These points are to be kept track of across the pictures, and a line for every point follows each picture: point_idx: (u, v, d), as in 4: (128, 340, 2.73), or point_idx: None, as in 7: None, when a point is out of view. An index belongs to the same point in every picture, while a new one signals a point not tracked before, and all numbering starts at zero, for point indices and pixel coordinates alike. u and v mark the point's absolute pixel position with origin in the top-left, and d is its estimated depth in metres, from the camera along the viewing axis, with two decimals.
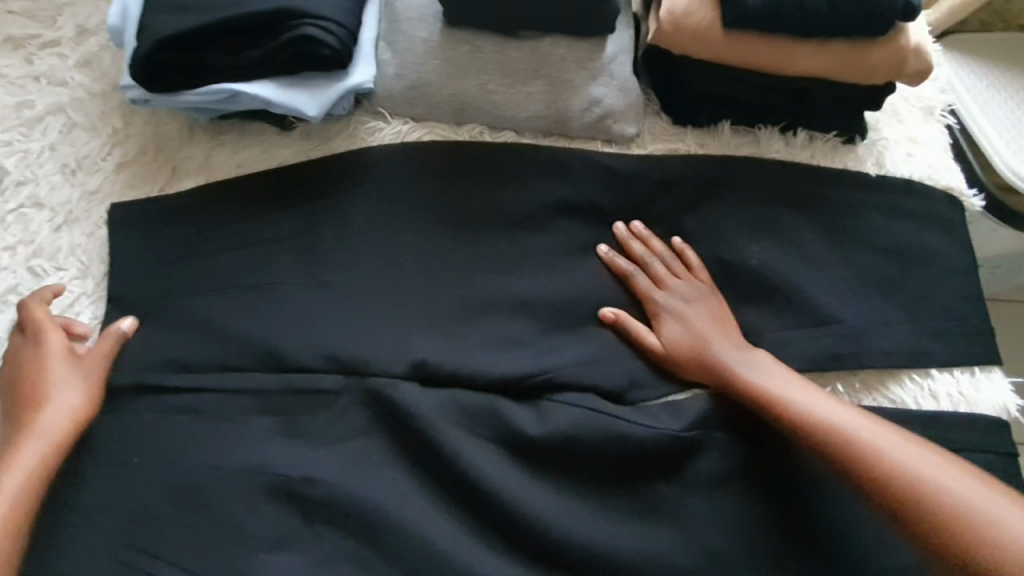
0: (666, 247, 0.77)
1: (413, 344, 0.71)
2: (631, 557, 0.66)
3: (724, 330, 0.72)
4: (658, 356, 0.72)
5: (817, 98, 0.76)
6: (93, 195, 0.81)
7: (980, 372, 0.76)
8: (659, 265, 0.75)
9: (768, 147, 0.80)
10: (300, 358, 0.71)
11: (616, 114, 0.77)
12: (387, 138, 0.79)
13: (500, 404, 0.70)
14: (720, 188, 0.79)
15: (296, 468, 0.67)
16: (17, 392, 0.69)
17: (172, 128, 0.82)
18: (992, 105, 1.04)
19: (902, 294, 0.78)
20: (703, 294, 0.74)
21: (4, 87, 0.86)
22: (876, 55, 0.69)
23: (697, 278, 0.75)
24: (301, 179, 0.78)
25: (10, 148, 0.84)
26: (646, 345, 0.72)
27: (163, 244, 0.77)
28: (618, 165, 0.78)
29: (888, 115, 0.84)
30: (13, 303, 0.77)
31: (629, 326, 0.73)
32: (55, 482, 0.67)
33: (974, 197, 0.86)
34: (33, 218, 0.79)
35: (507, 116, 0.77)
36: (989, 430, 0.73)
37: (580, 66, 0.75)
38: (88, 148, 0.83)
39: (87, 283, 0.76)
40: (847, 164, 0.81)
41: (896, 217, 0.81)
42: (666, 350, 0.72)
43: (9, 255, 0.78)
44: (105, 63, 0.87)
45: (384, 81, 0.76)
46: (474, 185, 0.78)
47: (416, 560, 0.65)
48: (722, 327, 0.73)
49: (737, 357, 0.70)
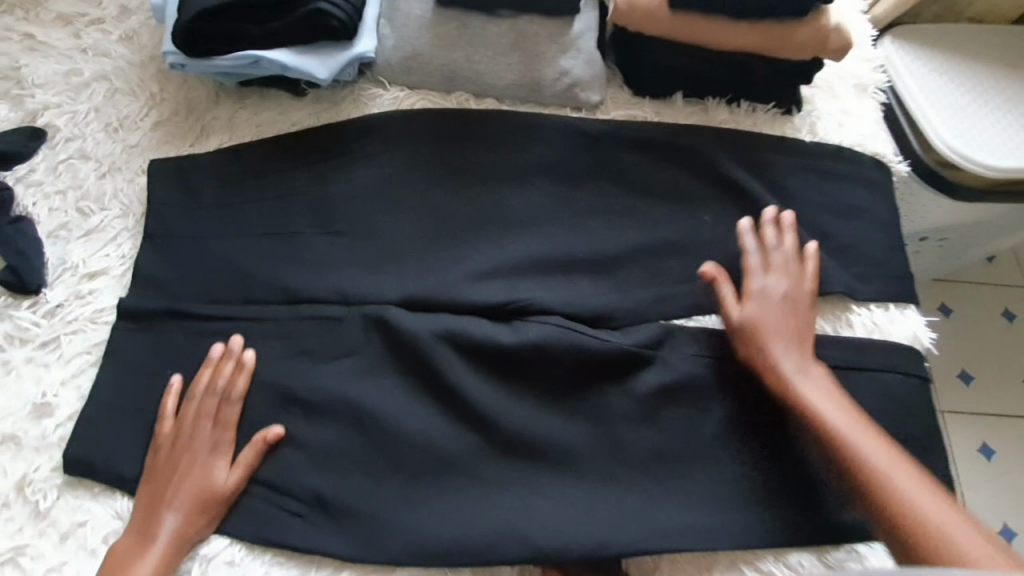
0: (794, 247, 0.83)
1: (407, 277, 0.81)
2: (586, 451, 0.77)
3: (799, 336, 0.78)
4: (733, 323, 0.80)
5: (755, 72, 0.89)
6: (133, 148, 0.94)
7: (896, 307, 0.85)
8: (765, 261, 0.82)
9: (715, 114, 0.93)
10: (307, 288, 0.80)
11: (582, 83, 0.89)
12: (386, 104, 0.91)
13: (479, 323, 0.80)
14: (678, 149, 0.90)
15: (303, 377, 0.77)
16: (71, 310, 0.81)
17: (202, 93, 0.95)
18: (933, 86, 1.14)
19: (838, 243, 0.88)
20: (802, 289, 0.80)
21: (56, 57, 0.99)
22: (800, 34, 0.83)
23: (798, 275, 0.81)
24: (309, 138, 0.90)
25: (60, 109, 0.97)
26: (729, 311, 0.80)
27: (191, 185, 0.86)
28: (586, 126, 0.90)
29: (823, 90, 0.96)
30: (62, 239, 0.87)
31: (720, 289, 0.81)
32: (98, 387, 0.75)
33: (901, 163, 0.98)
34: (81, 167, 0.93)
35: (489, 84, 0.90)
36: (902, 356, 0.83)
37: (552, 40, 0.88)
38: (128, 109, 0.96)
39: (127, 221, 0.88)
40: (785, 131, 0.93)
41: (830, 176, 0.91)
42: (739, 322, 0.79)
43: (62, 198, 0.91)
44: (143, 37, 1.01)
45: (384, 52, 0.89)
46: (460, 145, 0.89)
47: (404, 455, 0.75)
48: (800, 331, 0.78)
49: (800, 366, 0.76)
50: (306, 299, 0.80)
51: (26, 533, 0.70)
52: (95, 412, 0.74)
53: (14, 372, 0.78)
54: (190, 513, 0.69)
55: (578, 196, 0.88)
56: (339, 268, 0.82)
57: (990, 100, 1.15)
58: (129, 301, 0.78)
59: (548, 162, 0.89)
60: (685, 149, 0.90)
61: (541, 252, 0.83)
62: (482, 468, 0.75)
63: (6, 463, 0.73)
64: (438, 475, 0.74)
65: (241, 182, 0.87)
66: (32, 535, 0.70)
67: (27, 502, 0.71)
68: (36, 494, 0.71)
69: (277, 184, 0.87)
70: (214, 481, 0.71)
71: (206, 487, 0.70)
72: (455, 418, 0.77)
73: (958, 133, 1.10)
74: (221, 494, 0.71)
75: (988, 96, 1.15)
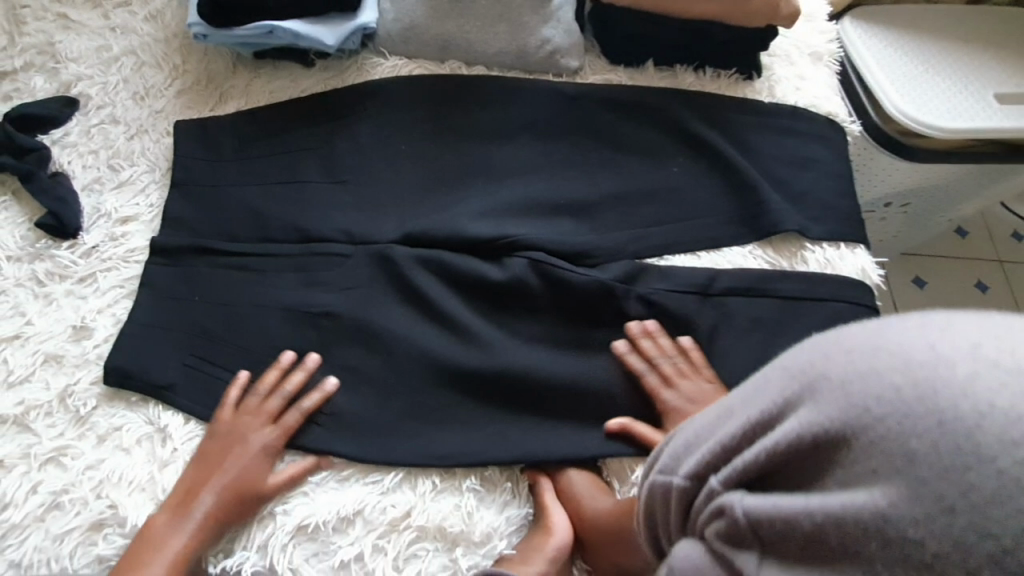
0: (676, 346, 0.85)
1: (404, 218, 0.92)
2: (570, 372, 0.84)
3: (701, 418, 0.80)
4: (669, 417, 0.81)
5: (717, 39, 0.99)
6: (158, 113, 1.03)
7: (847, 247, 0.94)
8: (668, 365, 0.83)
9: (683, 78, 1.03)
10: (317, 227, 0.91)
11: (562, 51, 1.00)
12: (386, 72, 1.01)
13: (468, 260, 0.89)
14: (648, 108, 1.00)
15: (314, 304, 0.86)
16: (106, 251, 0.90)
17: (222, 65, 1.06)
18: (887, 59, 1.24)
19: (794, 190, 0.97)
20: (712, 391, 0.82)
21: (88, 34, 1.09)
22: (754, 3, 0.94)
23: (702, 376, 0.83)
24: (318, 102, 1.00)
25: (93, 81, 1.06)
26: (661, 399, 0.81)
27: (211, 144, 0.97)
28: (566, 90, 1.01)
29: (781, 58, 1.06)
30: (95, 192, 0.96)
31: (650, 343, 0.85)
32: (132, 315, 0.85)
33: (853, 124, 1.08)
34: (111, 131, 1.01)
35: (479, 52, 1.00)
36: (854, 289, 0.91)
37: (535, 11, 0.98)
38: (154, 80, 1.06)
39: (155, 175, 0.97)
40: (747, 94, 1.03)
41: (787, 133, 1.01)
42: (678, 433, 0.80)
43: (94, 156, 0.99)
44: (167, 17, 1.11)
45: (385, 24, 1.00)
46: (454, 106, 0.99)
47: (403, 370, 0.84)
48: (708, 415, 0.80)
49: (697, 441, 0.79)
50: (317, 237, 0.90)
51: (70, 435, 0.79)
52: (130, 333, 0.84)
53: (56, 303, 0.87)
54: (186, 508, 0.73)
55: (558, 149, 0.98)
56: (346, 212, 0.92)
57: (942, 71, 1.24)
58: (162, 240, 0.89)
59: (533, 121, 0.99)
60: (654, 108, 1.00)
61: (525, 197, 0.94)
62: (473, 384, 0.84)
63: (50, 377, 0.82)
64: (433, 388, 0.83)
65: (259, 139, 0.97)
66: (74, 437, 0.79)
67: (69, 410, 0.80)
68: (77, 403, 0.81)
69: (291, 141, 0.97)
70: (214, 484, 0.74)
71: (209, 486, 0.74)
72: (450, 341, 0.85)
73: (909, 99, 1.19)
74: (217, 498, 0.74)
75: (941, 68, 1.25)
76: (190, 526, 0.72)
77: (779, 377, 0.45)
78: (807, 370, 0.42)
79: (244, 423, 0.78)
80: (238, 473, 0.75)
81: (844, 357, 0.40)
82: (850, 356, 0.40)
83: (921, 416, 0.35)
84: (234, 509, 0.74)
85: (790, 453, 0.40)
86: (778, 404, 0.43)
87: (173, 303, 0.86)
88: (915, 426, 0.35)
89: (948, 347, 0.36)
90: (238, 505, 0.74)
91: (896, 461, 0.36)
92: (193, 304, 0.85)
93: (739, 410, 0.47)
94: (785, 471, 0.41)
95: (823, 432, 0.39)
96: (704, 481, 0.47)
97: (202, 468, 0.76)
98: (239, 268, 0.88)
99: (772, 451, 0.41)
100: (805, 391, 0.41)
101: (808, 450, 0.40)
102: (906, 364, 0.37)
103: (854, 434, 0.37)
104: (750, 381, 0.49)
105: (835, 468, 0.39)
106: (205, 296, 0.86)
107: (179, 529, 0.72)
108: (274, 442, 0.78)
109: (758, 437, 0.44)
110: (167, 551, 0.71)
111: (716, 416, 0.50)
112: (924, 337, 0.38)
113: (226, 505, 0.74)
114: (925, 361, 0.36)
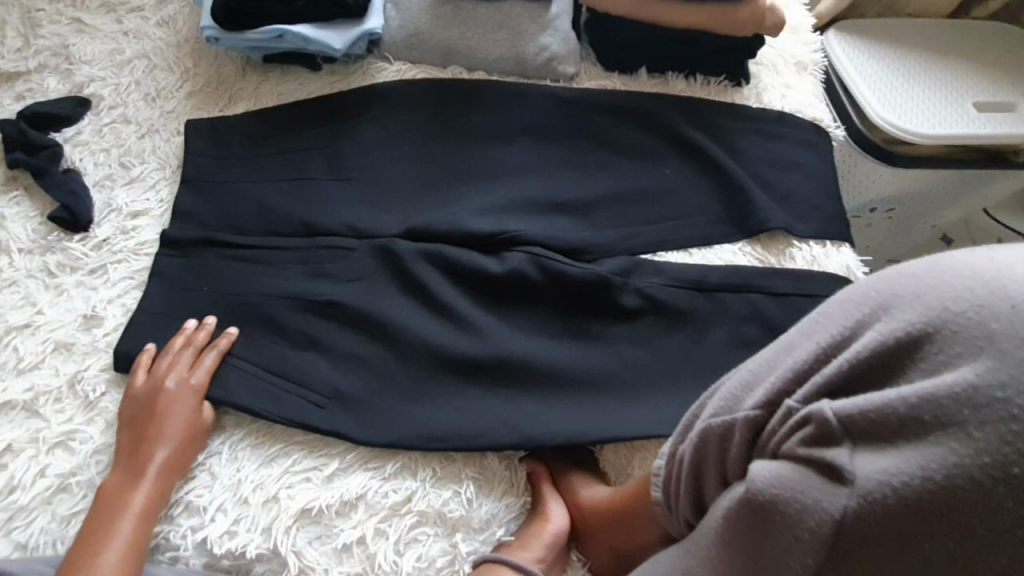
0: None
1: (407, 214, 0.95)
2: (567, 361, 0.87)
3: None
4: None
5: (706, 48, 1.04)
6: (169, 113, 1.06)
7: (832, 245, 0.98)
8: None
9: (674, 85, 1.07)
10: (322, 222, 0.94)
11: (559, 57, 1.04)
12: (390, 76, 1.06)
13: (469, 253, 0.92)
14: (641, 113, 1.05)
15: (319, 294, 0.89)
16: (117, 244, 0.93)
17: (232, 68, 1.09)
18: (870, 70, 1.30)
19: (781, 191, 1.01)
20: None
21: (102, 38, 1.13)
22: (742, 12, 0.98)
23: None
24: (324, 103, 1.04)
25: (105, 82, 1.09)
26: None
27: (221, 142, 1.00)
28: (563, 95, 1.05)
29: (768, 67, 1.12)
30: (106, 188, 0.99)
31: None
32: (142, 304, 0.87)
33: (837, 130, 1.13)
34: (123, 130, 1.04)
35: (480, 58, 1.04)
36: (840, 284, 0.95)
37: (533, 20, 1.03)
38: (166, 82, 1.09)
39: (165, 172, 1.00)
40: (735, 100, 1.08)
41: (774, 137, 1.06)
42: None
43: (105, 154, 1.02)
44: (179, 23, 1.15)
45: (391, 31, 1.04)
46: (455, 108, 1.03)
47: (406, 359, 0.86)
48: None
49: None
50: (322, 232, 0.93)
51: (78, 421, 0.81)
52: (140, 322, 0.86)
53: (65, 293, 0.89)
54: (134, 469, 0.76)
55: (554, 150, 1.03)
56: (351, 208, 0.95)
57: (923, 81, 1.30)
58: (173, 233, 0.92)
59: (532, 124, 1.03)
60: (648, 112, 1.05)
61: (524, 195, 0.97)
62: (473, 373, 0.86)
63: (59, 364, 0.84)
64: (434, 376, 0.86)
65: (267, 138, 1.01)
66: (82, 422, 0.81)
67: (78, 396, 0.82)
68: (85, 389, 0.83)
69: (299, 141, 1.01)
70: (158, 439, 0.77)
71: (153, 443, 0.77)
72: (451, 331, 0.88)
73: (891, 107, 1.25)
74: (168, 449, 0.77)
75: (922, 79, 1.30)
76: (146, 480, 0.75)
77: (841, 305, 0.51)
78: (870, 296, 0.49)
79: (165, 381, 0.81)
80: (180, 422, 0.78)
81: (910, 276, 0.47)
82: (912, 275, 0.47)
83: (993, 304, 0.42)
84: (187, 452, 0.78)
85: (870, 356, 0.46)
86: (850, 325, 0.49)
87: (183, 293, 0.89)
88: (990, 315, 0.42)
89: (1005, 257, 0.44)
90: (187, 448, 0.78)
91: (979, 342, 0.42)
92: (202, 294, 0.88)
93: (804, 340, 0.52)
94: (869, 374, 0.46)
95: (902, 335, 0.45)
96: (776, 405, 0.51)
97: (137, 429, 0.78)
98: (247, 260, 0.91)
99: (859, 355, 0.46)
100: (874, 308, 0.47)
101: (890, 350, 0.45)
102: (972, 272, 0.44)
103: (936, 330, 0.43)
104: (808, 317, 0.54)
105: (918, 360, 0.44)
106: (213, 287, 0.89)
107: (137, 487, 0.75)
108: (199, 384, 0.81)
109: (833, 355, 0.49)
110: (134, 508, 0.73)
111: (775, 355, 0.55)
112: (983, 255, 0.44)
113: (174, 451, 0.77)
114: (981, 270, 0.44)
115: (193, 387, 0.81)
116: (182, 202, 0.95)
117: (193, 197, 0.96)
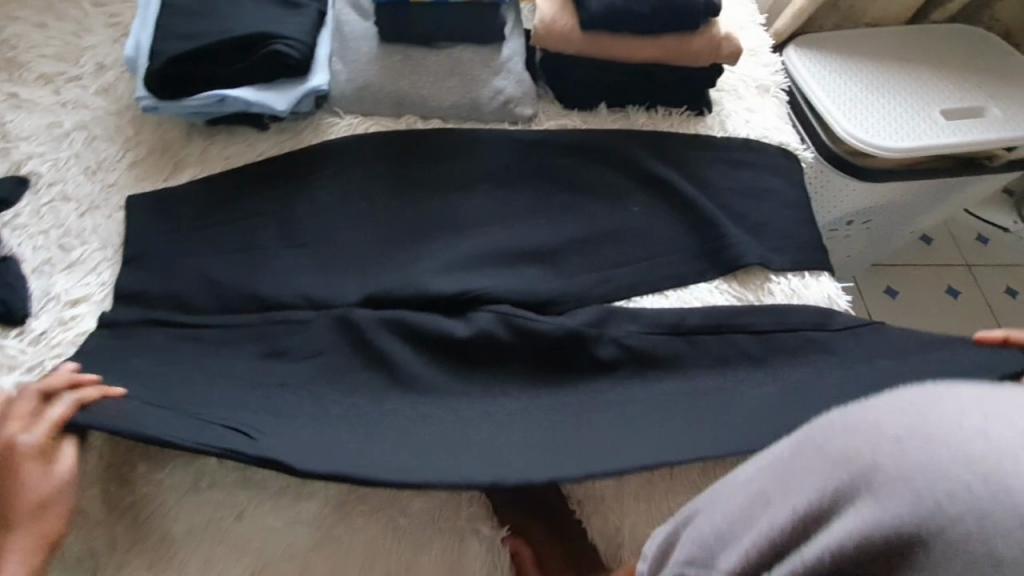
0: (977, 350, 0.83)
1: (366, 278, 0.90)
2: None
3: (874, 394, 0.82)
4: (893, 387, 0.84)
5: (665, 80, 1.01)
6: (112, 187, 1.01)
7: (810, 275, 0.95)
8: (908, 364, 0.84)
9: (635, 118, 1.04)
10: (277, 294, 0.89)
11: (515, 100, 1.01)
12: (342, 130, 1.02)
13: (433, 317, 0.87)
14: (604, 151, 1.01)
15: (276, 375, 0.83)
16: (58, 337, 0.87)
17: (175, 134, 1.05)
18: (834, 85, 1.28)
19: (754, 222, 0.98)
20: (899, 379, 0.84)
21: (38, 111, 1.08)
22: (697, 42, 0.95)
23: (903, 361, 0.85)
24: (273, 165, 0.99)
25: (43, 157, 1.04)
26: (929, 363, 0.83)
27: (167, 216, 0.95)
28: (522, 138, 1.01)
29: (730, 92, 1.09)
30: (46, 273, 0.93)
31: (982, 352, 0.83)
32: None
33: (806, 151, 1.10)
34: (63, 208, 0.99)
35: (433, 106, 1.00)
36: (824, 316, 0.91)
37: (485, 64, 0.99)
38: (106, 153, 1.04)
39: (107, 252, 0.95)
40: (699, 129, 1.05)
41: (742, 166, 1.03)
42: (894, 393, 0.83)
43: (44, 237, 0.96)
44: (120, 90, 1.11)
45: (337, 85, 1.00)
46: (411, 161, 0.99)
47: None
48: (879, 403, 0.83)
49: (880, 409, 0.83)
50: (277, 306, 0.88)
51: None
52: None
53: None
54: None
55: (518, 197, 0.98)
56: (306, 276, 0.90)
57: (889, 93, 1.28)
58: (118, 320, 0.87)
59: (493, 171, 0.99)
60: (611, 149, 1.01)
61: (488, 248, 0.93)
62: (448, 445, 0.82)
63: None
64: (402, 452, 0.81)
65: (215, 207, 0.96)
66: None
67: None
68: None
69: (247, 207, 0.96)
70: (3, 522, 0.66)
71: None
72: (418, 402, 0.82)
73: (858, 122, 1.22)
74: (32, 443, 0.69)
75: (887, 90, 1.28)
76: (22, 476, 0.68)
77: (814, 458, 0.42)
78: (845, 458, 0.39)
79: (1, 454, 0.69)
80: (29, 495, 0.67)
81: (893, 442, 0.37)
82: (899, 442, 0.36)
83: (1003, 513, 0.31)
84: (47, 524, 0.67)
85: (848, 551, 0.36)
86: (825, 495, 0.39)
87: None
88: (993, 529, 0.31)
89: (1006, 427, 0.33)
90: (43, 522, 0.67)
91: (982, 566, 0.31)
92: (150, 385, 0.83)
93: (778, 498, 0.43)
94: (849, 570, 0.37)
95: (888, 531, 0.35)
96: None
97: None
98: (196, 342, 0.85)
99: (834, 549, 0.37)
100: (849, 479, 0.38)
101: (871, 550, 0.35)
102: (966, 454, 0.33)
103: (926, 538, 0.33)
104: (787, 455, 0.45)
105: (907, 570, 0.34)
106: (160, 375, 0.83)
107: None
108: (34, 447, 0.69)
109: (810, 532, 0.40)
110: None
111: (752, 505, 0.46)
112: (981, 420, 0.34)
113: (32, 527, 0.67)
114: (977, 447, 0.33)
115: (28, 453, 0.68)
116: (126, 283, 0.90)
117: (137, 278, 0.90)
